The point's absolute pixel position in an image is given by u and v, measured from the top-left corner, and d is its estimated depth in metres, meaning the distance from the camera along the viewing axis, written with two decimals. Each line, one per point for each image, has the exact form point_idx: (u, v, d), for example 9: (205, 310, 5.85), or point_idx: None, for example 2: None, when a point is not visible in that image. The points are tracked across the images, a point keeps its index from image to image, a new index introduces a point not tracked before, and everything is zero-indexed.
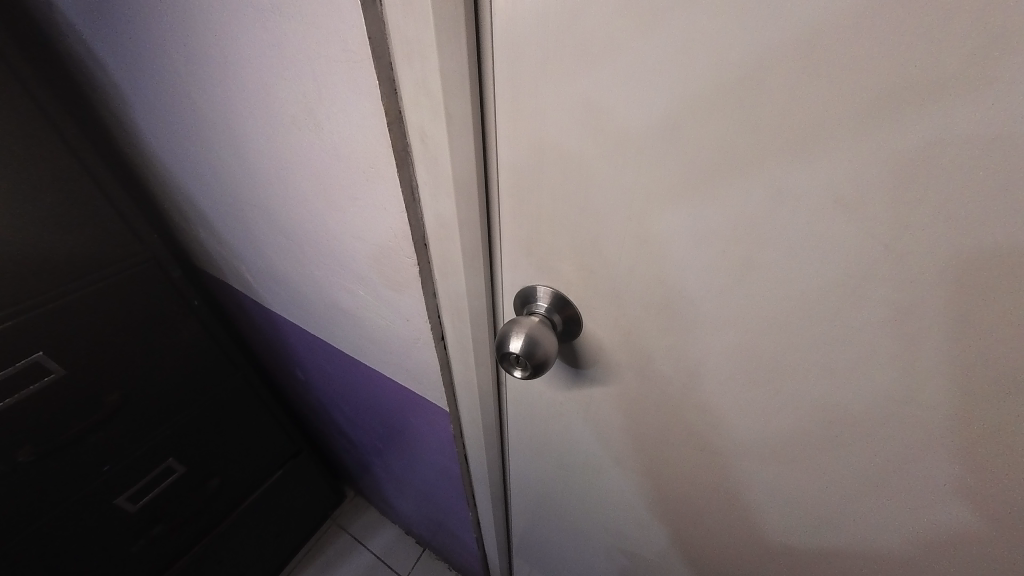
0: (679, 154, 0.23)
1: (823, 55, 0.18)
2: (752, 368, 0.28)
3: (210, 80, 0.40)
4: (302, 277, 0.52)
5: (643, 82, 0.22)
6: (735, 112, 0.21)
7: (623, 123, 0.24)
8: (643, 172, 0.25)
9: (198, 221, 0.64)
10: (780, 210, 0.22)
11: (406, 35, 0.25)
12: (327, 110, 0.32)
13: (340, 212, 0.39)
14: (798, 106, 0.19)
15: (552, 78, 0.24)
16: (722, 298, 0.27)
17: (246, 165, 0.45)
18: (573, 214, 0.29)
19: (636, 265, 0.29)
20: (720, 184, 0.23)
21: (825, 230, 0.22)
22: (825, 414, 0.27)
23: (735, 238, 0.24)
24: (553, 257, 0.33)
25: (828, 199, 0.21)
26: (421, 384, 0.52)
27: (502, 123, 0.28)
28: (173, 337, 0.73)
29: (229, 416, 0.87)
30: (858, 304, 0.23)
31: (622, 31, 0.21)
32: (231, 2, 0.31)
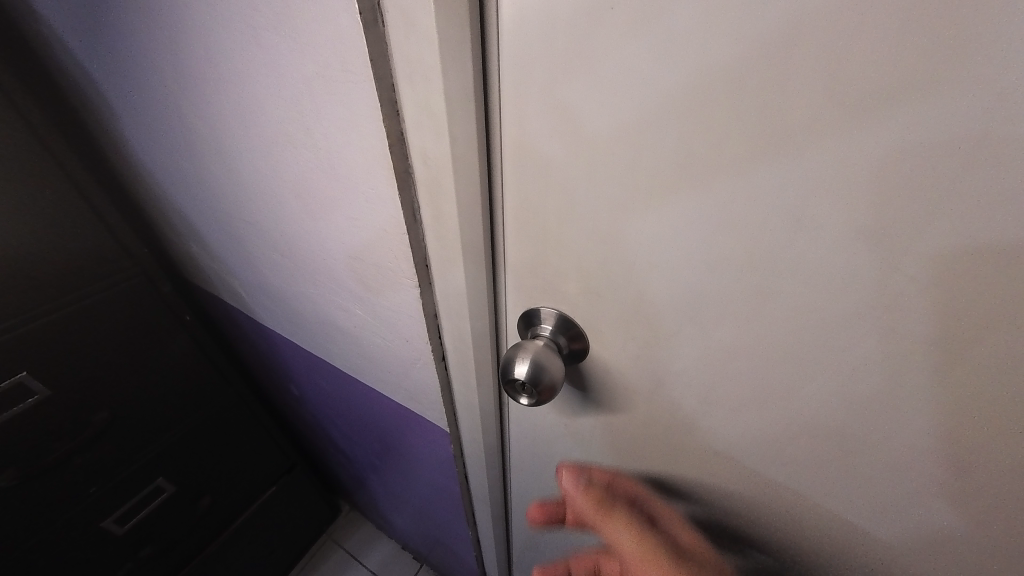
0: (693, 182, 0.23)
1: (846, 87, 0.17)
2: (767, 396, 0.28)
3: (201, 94, 0.39)
4: (298, 294, 0.51)
5: (657, 107, 0.21)
6: (753, 140, 0.20)
7: (636, 147, 0.23)
8: (657, 197, 0.24)
9: (190, 236, 0.63)
10: (798, 239, 0.22)
11: (409, 57, 0.24)
12: (325, 129, 0.31)
13: (339, 232, 0.38)
14: (821, 134, 0.19)
15: (562, 100, 0.24)
16: (737, 326, 0.26)
17: (240, 181, 0.44)
18: (581, 237, 0.28)
19: (647, 289, 0.28)
20: (735, 211, 0.22)
21: (847, 260, 0.21)
22: (842, 446, 0.26)
23: (752, 265, 0.24)
24: (559, 279, 0.32)
25: (850, 230, 0.20)
26: (420, 404, 0.50)
27: (507, 145, 0.27)
28: (164, 353, 0.71)
29: (221, 432, 0.84)
30: (878, 335, 0.22)
31: (636, 56, 0.21)
32: (225, 18, 0.30)
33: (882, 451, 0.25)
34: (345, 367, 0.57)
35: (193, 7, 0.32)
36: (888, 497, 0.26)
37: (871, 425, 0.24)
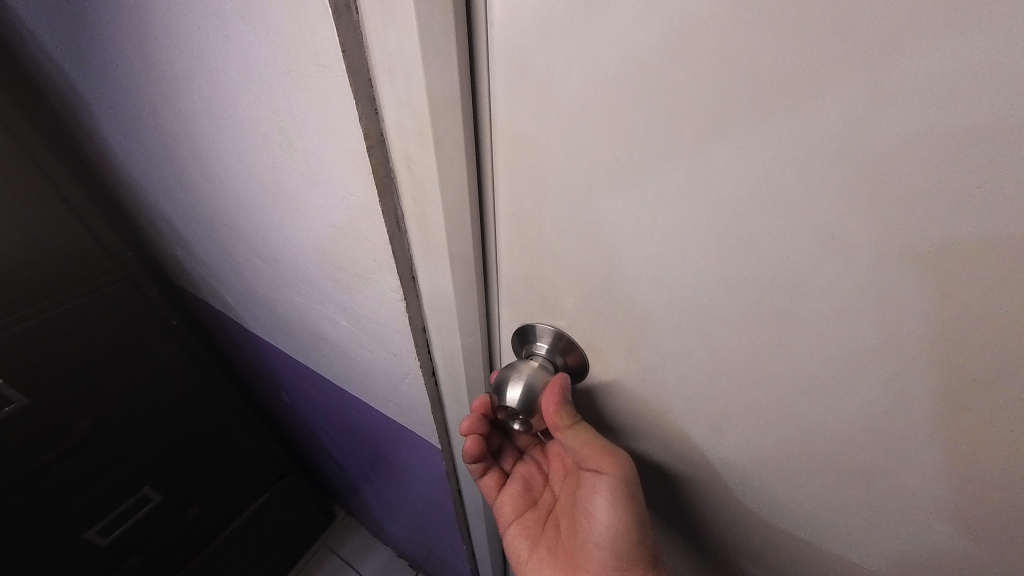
0: (706, 194, 0.20)
1: (888, 87, 0.14)
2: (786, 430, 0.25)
3: (174, 91, 0.36)
4: (283, 302, 0.48)
5: (666, 105, 0.18)
6: (775, 147, 0.17)
7: (640, 148, 0.20)
8: (664, 210, 0.21)
9: (175, 240, 0.60)
10: (828, 261, 0.19)
11: (387, 48, 0.21)
12: (301, 131, 0.28)
13: (321, 241, 0.35)
14: (855, 145, 0.16)
15: (557, 100, 0.21)
16: (754, 354, 0.23)
17: (219, 184, 0.41)
18: (579, 249, 0.26)
19: (654, 309, 0.25)
20: (755, 227, 0.20)
21: (886, 286, 0.18)
22: (870, 489, 0.23)
23: (773, 289, 0.21)
24: (556, 294, 0.29)
25: (894, 254, 0.17)
26: (410, 419, 0.48)
27: (497, 146, 0.24)
28: (149, 359, 0.69)
29: (209, 439, 0.82)
30: (918, 372, 0.19)
31: (641, 45, 0.18)
32: (191, 7, 0.28)
33: (913, 497, 0.22)
34: (334, 377, 0.55)
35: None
36: (916, 542, 0.24)
37: (906, 470, 0.22)
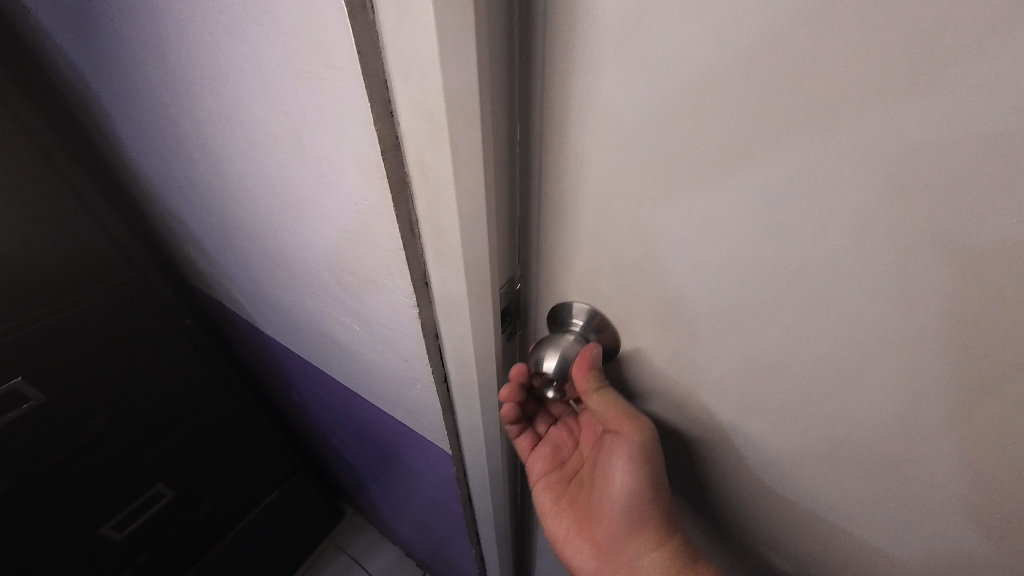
0: (747, 193, 0.21)
1: (930, 80, 0.15)
2: (820, 419, 0.25)
3: (186, 92, 0.36)
4: (293, 304, 0.48)
5: (709, 96, 0.19)
6: (814, 138, 0.18)
7: (681, 139, 0.21)
8: (701, 199, 0.22)
9: (187, 240, 0.60)
10: (863, 248, 0.19)
11: (404, 50, 0.20)
12: (313, 134, 0.28)
13: (332, 245, 0.35)
14: (894, 135, 0.17)
15: (606, 105, 0.22)
16: (784, 341, 0.24)
17: (231, 186, 0.41)
18: (613, 238, 0.27)
19: (684, 297, 0.26)
20: (790, 216, 0.20)
21: (921, 282, 0.19)
22: (896, 469, 0.24)
23: (808, 284, 0.22)
24: (587, 281, 0.30)
25: (931, 252, 0.18)
26: (421, 424, 0.47)
27: (537, 138, 0.26)
28: (163, 357, 0.69)
29: (220, 437, 0.83)
30: (948, 354, 0.20)
31: (687, 40, 0.18)
32: (203, 7, 0.27)
33: (937, 484, 0.23)
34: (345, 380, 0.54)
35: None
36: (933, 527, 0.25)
37: (935, 451, 0.22)
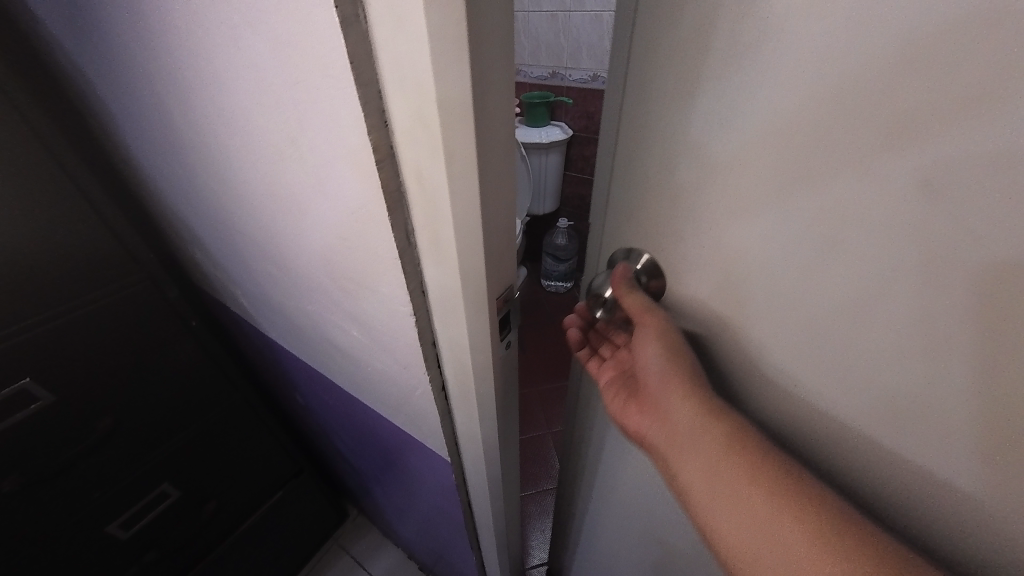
0: (778, 155, 0.25)
1: (936, 56, 0.19)
2: (844, 375, 0.28)
3: (188, 99, 0.36)
4: (294, 308, 0.48)
5: (760, 64, 0.24)
6: (840, 102, 0.22)
7: (734, 100, 0.25)
8: (744, 152, 0.26)
9: (192, 242, 0.61)
10: (875, 207, 0.23)
11: (399, 60, 0.20)
12: (310, 142, 0.28)
13: (331, 250, 0.34)
14: (904, 103, 0.20)
15: (676, 80, 0.27)
16: (804, 291, 0.27)
17: (233, 189, 0.41)
18: (669, 193, 0.32)
19: (723, 245, 0.30)
20: (817, 171, 0.24)
21: (927, 242, 0.22)
22: (904, 431, 0.26)
23: (825, 238, 0.25)
24: (645, 234, 0.35)
25: (932, 215, 0.21)
26: (420, 430, 0.47)
27: (621, 106, 0.32)
28: (170, 358, 0.70)
29: (226, 437, 0.83)
30: (953, 314, 0.22)
31: (744, 20, 0.23)
32: (203, 17, 0.27)
33: (946, 451, 0.25)
34: (346, 384, 0.54)
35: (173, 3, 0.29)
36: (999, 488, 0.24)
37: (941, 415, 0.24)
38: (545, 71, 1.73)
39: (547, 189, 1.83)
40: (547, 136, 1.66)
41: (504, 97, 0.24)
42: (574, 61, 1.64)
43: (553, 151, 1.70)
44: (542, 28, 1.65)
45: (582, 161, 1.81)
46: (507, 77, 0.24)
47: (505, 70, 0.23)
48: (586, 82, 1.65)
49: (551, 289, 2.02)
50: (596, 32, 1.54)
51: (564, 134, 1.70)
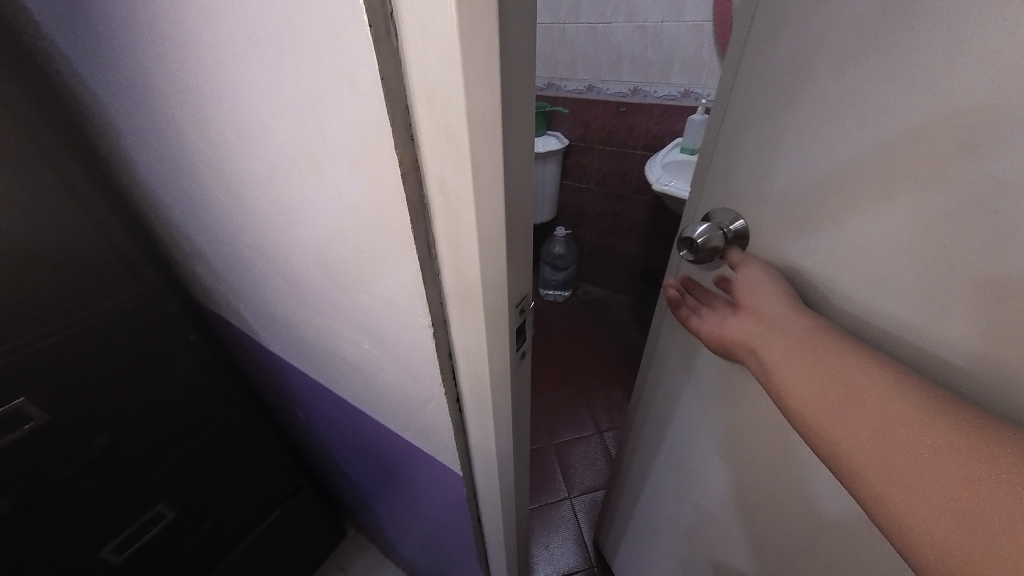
0: (848, 109, 0.34)
1: (972, 32, 0.26)
2: (876, 304, 0.35)
3: (200, 113, 0.37)
4: (303, 321, 0.48)
5: (845, 37, 0.33)
6: (898, 68, 0.30)
7: (821, 65, 0.35)
8: (822, 106, 0.35)
9: (194, 256, 0.60)
10: (914, 152, 0.30)
11: (430, 75, 0.21)
12: (330, 155, 0.28)
13: (345, 261, 0.34)
14: (944, 65, 0.28)
15: (784, 50, 0.37)
16: (849, 227, 0.35)
17: (242, 199, 0.41)
18: (760, 144, 0.41)
19: (790, 190, 0.39)
20: (873, 122, 0.32)
21: (951, 179, 0.29)
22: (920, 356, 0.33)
23: (873, 179, 0.33)
24: (735, 182, 0.45)
25: (957, 157, 0.28)
26: (431, 444, 0.46)
27: (742, 71, 0.42)
28: (169, 374, 0.69)
29: (224, 454, 0.81)
30: (967, 245, 0.29)
31: (839, 4, 0.33)
32: (224, 32, 0.28)
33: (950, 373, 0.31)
34: (353, 397, 0.53)
35: (191, 11, 0.29)
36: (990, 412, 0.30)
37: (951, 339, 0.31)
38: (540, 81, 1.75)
39: (543, 200, 1.84)
40: (543, 146, 1.68)
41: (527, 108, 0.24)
42: (569, 72, 1.67)
43: (549, 161, 1.72)
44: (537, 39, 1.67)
45: (578, 170, 1.83)
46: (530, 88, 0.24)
47: (528, 81, 0.24)
48: (582, 93, 1.68)
49: (549, 298, 2.02)
50: (591, 44, 1.57)
51: (560, 144, 1.72)
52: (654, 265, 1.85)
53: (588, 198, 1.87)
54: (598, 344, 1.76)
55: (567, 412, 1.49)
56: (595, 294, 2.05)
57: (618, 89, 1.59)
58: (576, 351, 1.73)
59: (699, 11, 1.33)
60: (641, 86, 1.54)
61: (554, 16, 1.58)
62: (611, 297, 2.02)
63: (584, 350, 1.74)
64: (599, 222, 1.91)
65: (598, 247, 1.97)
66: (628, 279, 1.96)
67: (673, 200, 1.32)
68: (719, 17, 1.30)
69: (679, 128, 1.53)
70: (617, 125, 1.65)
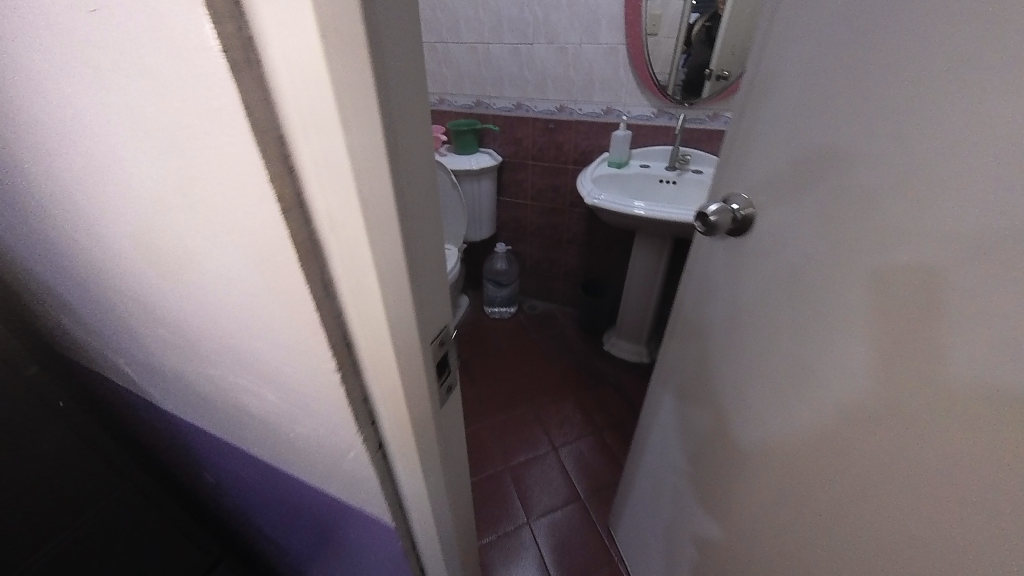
0: (818, 101, 0.44)
1: (899, 50, 0.36)
2: (813, 262, 0.46)
3: (34, 139, 0.30)
4: (196, 375, 0.41)
5: (827, 42, 0.42)
6: (854, 73, 0.40)
7: (805, 65, 0.45)
8: (801, 99, 0.45)
9: (57, 309, 0.50)
10: (852, 143, 0.41)
11: (301, 106, 0.19)
12: (200, 191, 0.24)
13: (229, 300, 0.30)
14: (881, 73, 0.38)
15: (783, 50, 0.47)
16: (803, 199, 0.46)
17: (102, 238, 0.34)
18: (758, 128, 0.52)
19: (770, 167, 0.50)
20: (831, 114, 0.42)
21: (872, 165, 0.39)
22: (840, 307, 0.43)
23: (822, 161, 0.43)
24: (739, 157, 0.56)
25: (877, 147, 0.38)
26: (359, 499, 0.41)
27: (757, 64, 0.52)
28: (31, 453, 0.57)
29: (114, 539, 0.69)
30: (876, 217, 0.39)
31: (825, 16, 0.42)
32: (44, 43, 0.23)
33: (854, 319, 0.42)
34: (269, 452, 0.47)
35: (1, 11, 0.24)
36: (876, 347, 0.41)
37: (856, 293, 0.42)
38: (468, 99, 1.73)
39: (481, 216, 1.85)
40: (477, 163, 1.69)
41: (418, 135, 0.23)
42: (497, 91, 1.67)
43: (484, 177, 1.73)
44: (462, 58, 1.65)
45: (514, 186, 1.84)
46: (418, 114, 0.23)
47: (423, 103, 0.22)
48: (511, 110, 1.69)
49: (494, 315, 1.99)
50: (516, 64, 1.59)
51: (493, 161, 1.73)
52: (593, 275, 1.91)
53: (526, 213, 1.89)
54: (546, 357, 1.77)
55: (522, 431, 1.47)
56: (539, 307, 2.06)
57: (546, 106, 1.63)
58: (525, 367, 1.72)
59: (614, 35, 1.42)
60: (567, 103, 1.59)
61: (477, 36, 1.59)
62: (555, 309, 2.04)
63: (533, 365, 1.73)
64: (537, 236, 1.92)
65: (538, 260, 1.99)
66: (570, 290, 2.00)
67: (605, 212, 1.37)
68: (631, 41, 1.40)
69: (605, 143, 1.60)
70: (547, 142, 1.69)
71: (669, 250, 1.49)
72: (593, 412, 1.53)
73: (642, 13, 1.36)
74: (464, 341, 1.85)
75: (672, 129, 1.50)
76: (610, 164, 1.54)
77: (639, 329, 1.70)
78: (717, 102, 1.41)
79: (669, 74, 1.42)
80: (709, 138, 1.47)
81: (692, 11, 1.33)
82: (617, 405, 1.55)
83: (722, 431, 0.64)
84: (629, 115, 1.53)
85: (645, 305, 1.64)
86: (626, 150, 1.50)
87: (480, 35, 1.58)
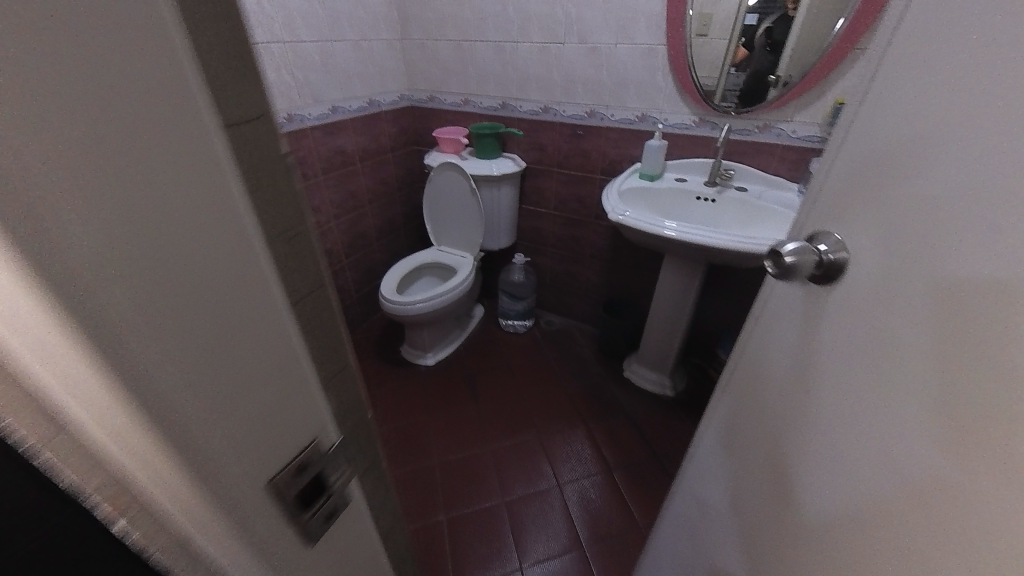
0: (912, 97, 0.34)
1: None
2: (883, 296, 0.36)
3: None
4: None
5: (940, 21, 0.32)
6: (965, 61, 0.30)
7: (903, 54, 0.35)
8: (888, 96, 0.36)
9: None
10: (950, 149, 0.31)
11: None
12: None
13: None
14: (1004, 59, 0.28)
15: (881, 34, 0.37)
16: (878, 219, 0.37)
17: None
18: (836, 133, 0.42)
19: (841, 181, 0.41)
20: (926, 113, 0.33)
21: (978, 178, 0.29)
22: (913, 355, 0.34)
23: (909, 173, 0.34)
24: (816, 169, 0.45)
25: (986, 156, 0.29)
26: None
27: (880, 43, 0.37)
28: None
29: None
30: (978, 245, 0.30)
31: None
32: None
33: (931, 375, 0.33)
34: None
35: None
36: (957, 413, 0.31)
37: (936, 341, 0.32)
38: (493, 100, 1.63)
39: (500, 225, 1.75)
40: (497, 168, 1.59)
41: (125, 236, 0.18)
42: (522, 93, 1.56)
43: (504, 184, 1.64)
44: (488, 57, 1.55)
45: (536, 194, 1.74)
46: (130, 160, 0.18)
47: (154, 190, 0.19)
48: (536, 114, 1.58)
49: (508, 329, 1.89)
50: (543, 64, 1.47)
51: (515, 167, 1.62)
52: (616, 294, 1.76)
53: (547, 223, 1.77)
54: (558, 380, 1.64)
55: (523, 459, 1.35)
56: (557, 323, 1.94)
57: (573, 111, 1.51)
58: (534, 389, 1.60)
59: (651, 34, 1.28)
60: (597, 108, 1.46)
61: (504, 34, 1.49)
62: (574, 327, 1.91)
63: (544, 387, 1.61)
64: (559, 248, 1.80)
65: (559, 274, 1.86)
66: (591, 308, 1.86)
67: (630, 230, 1.24)
68: (673, 44, 1.26)
69: (636, 153, 1.46)
70: (573, 149, 1.57)
71: (701, 275, 1.33)
72: (604, 446, 1.39)
73: (687, 12, 1.22)
74: (473, 355, 1.75)
75: (713, 140, 1.34)
76: (640, 177, 1.40)
77: (662, 358, 1.55)
78: (769, 111, 1.24)
79: (716, 79, 1.27)
80: (754, 152, 1.30)
81: (750, 11, 1.17)
82: (631, 441, 1.41)
83: (760, 490, 0.53)
84: (665, 122, 1.38)
85: (670, 332, 1.48)
86: (659, 162, 1.36)
87: (506, 34, 1.48)
